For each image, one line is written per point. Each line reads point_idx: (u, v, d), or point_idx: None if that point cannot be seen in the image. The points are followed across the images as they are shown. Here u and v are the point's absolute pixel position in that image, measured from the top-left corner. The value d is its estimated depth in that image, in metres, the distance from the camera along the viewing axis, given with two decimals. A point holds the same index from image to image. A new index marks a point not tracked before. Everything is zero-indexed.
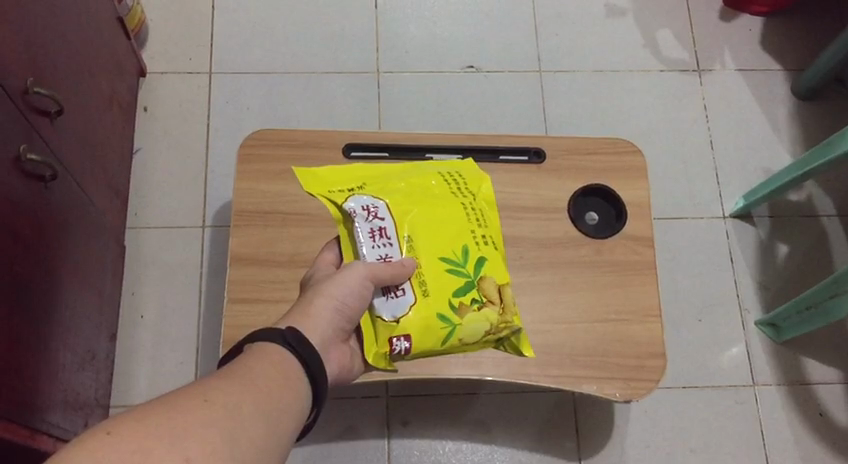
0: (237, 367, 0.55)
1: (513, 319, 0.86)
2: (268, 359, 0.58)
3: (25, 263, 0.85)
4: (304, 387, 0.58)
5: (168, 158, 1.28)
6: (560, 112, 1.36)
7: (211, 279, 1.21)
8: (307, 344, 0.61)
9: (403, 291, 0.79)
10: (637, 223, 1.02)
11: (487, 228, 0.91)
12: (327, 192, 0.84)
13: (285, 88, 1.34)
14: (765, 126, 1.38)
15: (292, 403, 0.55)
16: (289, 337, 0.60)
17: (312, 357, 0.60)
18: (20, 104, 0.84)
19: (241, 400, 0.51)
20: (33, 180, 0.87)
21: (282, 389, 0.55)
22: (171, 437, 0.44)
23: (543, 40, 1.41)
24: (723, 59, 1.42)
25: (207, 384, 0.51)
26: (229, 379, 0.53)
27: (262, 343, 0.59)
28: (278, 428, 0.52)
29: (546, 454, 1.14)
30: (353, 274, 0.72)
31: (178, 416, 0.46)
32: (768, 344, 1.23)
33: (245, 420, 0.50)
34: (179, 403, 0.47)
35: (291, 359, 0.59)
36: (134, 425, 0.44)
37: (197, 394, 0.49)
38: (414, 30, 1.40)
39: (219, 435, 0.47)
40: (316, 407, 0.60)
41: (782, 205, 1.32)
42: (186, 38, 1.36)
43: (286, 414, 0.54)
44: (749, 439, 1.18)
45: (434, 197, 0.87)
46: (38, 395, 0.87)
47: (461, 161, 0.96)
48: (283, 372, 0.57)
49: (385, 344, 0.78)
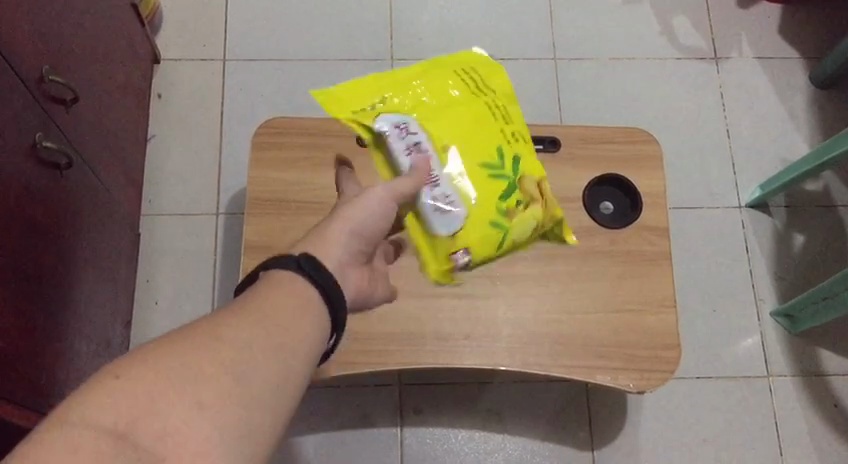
0: (246, 301, 0.49)
1: (559, 209, 0.85)
2: (279, 287, 0.51)
3: (42, 250, 0.85)
4: (323, 314, 0.52)
5: (182, 145, 1.28)
6: (575, 100, 1.35)
7: (225, 267, 1.21)
8: (323, 270, 0.53)
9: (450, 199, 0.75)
10: (653, 214, 1.02)
11: (511, 124, 0.83)
12: (350, 113, 0.72)
13: (299, 76, 1.34)
14: (783, 115, 1.36)
15: (310, 334, 0.50)
16: (301, 261, 0.53)
17: (327, 280, 0.53)
18: (35, 92, 0.84)
19: (253, 336, 0.46)
20: (50, 168, 0.87)
21: (302, 315, 0.50)
22: (180, 380, 0.42)
23: (558, 27, 1.40)
24: (740, 47, 1.41)
25: (214, 320, 0.46)
26: (237, 314, 0.47)
27: (273, 272, 0.52)
28: (296, 363, 0.47)
29: (558, 444, 1.14)
30: (377, 191, 0.66)
31: (188, 352, 0.43)
32: (782, 335, 1.23)
33: (260, 355, 0.45)
34: (185, 342, 0.44)
35: (306, 286, 0.52)
36: (142, 371, 0.41)
37: (206, 331, 0.45)
38: (428, 18, 1.39)
39: (233, 373, 0.43)
40: (336, 335, 0.54)
41: (799, 195, 1.31)
42: (200, 25, 1.36)
43: (303, 346, 0.48)
44: (763, 430, 1.17)
45: (459, 100, 0.80)
46: (53, 382, 0.88)
47: (471, 54, 0.86)
48: (298, 302, 0.51)
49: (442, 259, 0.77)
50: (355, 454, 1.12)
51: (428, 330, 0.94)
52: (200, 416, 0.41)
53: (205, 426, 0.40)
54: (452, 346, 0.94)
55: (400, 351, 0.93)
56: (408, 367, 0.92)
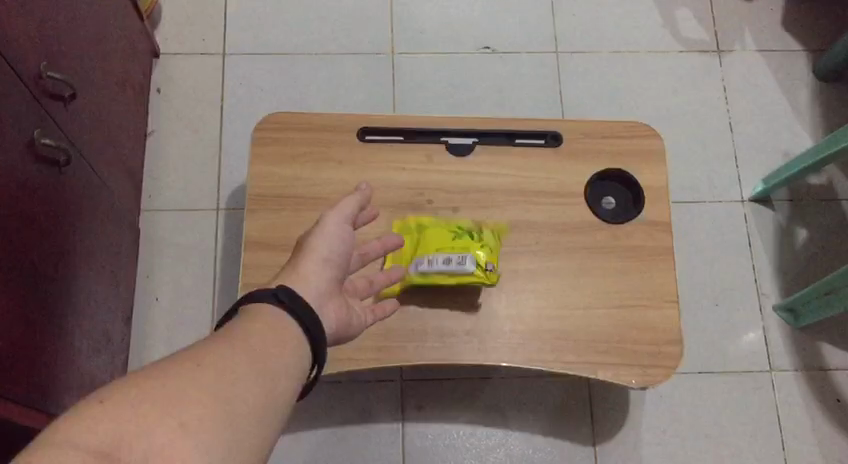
0: (231, 329, 0.53)
1: None
2: (260, 319, 0.55)
3: (42, 248, 0.85)
4: (304, 345, 0.56)
5: (182, 140, 1.28)
6: (577, 93, 1.34)
7: (225, 263, 1.21)
8: (300, 300, 0.58)
9: (445, 260, 0.90)
10: (655, 209, 1.01)
11: None
12: None
13: (299, 69, 1.33)
14: (785, 108, 1.35)
15: (291, 360, 0.53)
16: (280, 293, 0.58)
17: (306, 312, 0.57)
18: (34, 88, 0.84)
19: (235, 361, 0.49)
20: (49, 165, 0.87)
21: (282, 345, 0.54)
22: (164, 402, 0.44)
23: (560, 19, 1.39)
24: (743, 39, 1.40)
25: (200, 349, 0.50)
26: (220, 342, 0.51)
27: (251, 306, 0.57)
28: (277, 386, 0.51)
29: (561, 439, 1.14)
30: (327, 226, 0.70)
31: (171, 378, 0.46)
32: (785, 330, 1.22)
33: (241, 378, 0.48)
34: (173, 370, 0.47)
35: (286, 317, 0.57)
36: (127, 395, 0.44)
37: (190, 358, 0.48)
38: (428, 11, 1.39)
39: (216, 396, 0.46)
40: (317, 365, 0.58)
41: (802, 189, 1.30)
42: (199, 19, 1.35)
43: (284, 371, 0.52)
44: (765, 426, 1.17)
45: None
46: (54, 380, 0.87)
47: None
48: (278, 329, 0.55)
49: (494, 238, 0.96)
50: (356, 450, 1.12)
51: (429, 326, 0.94)
52: (184, 435, 0.43)
53: (189, 444, 0.43)
54: (453, 342, 0.94)
55: (401, 347, 0.93)
56: (409, 364, 0.92)
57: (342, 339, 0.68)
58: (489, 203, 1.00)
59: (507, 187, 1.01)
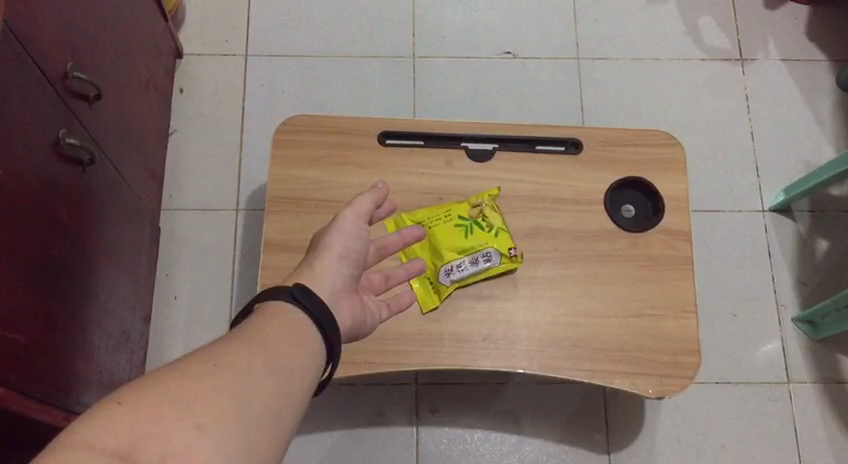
0: (248, 329, 0.53)
1: None
2: (274, 318, 0.55)
3: (63, 246, 0.86)
4: (317, 344, 0.56)
5: (203, 140, 1.29)
6: (597, 100, 1.34)
7: (243, 262, 1.21)
8: (315, 297, 0.58)
9: (472, 261, 0.96)
10: (674, 217, 1.00)
11: None
12: None
13: (320, 72, 1.33)
14: (808, 118, 1.34)
15: (304, 358, 0.53)
16: (295, 291, 0.57)
17: (321, 311, 0.57)
18: (59, 88, 0.85)
19: (249, 362, 0.49)
20: (71, 163, 0.87)
21: (296, 345, 0.53)
22: (181, 403, 0.44)
23: (582, 26, 1.39)
24: (767, 48, 1.39)
25: (215, 348, 0.50)
26: (234, 342, 0.51)
27: (266, 304, 0.57)
28: (292, 386, 0.51)
29: (574, 447, 1.14)
30: (343, 222, 0.69)
31: (188, 380, 0.46)
32: (804, 342, 1.21)
33: (256, 380, 0.48)
34: (190, 370, 0.47)
35: (300, 316, 0.56)
36: (146, 395, 0.44)
37: (207, 359, 0.48)
38: (450, 15, 1.39)
39: (232, 398, 0.46)
40: (332, 364, 0.58)
41: (823, 201, 1.29)
42: (223, 20, 1.36)
43: (300, 369, 0.52)
44: (781, 438, 1.16)
45: None
46: (73, 377, 0.88)
47: None
48: (294, 328, 0.55)
49: (496, 212, 0.99)
50: (370, 452, 1.12)
51: (446, 330, 0.94)
52: (200, 437, 0.43)
53: (205, 445, 0.43)
54: (470, 347, 0.94)
55: (417, 351, 0.93)
56: (425, 367, 0.92)
57: (358, 335, 0.68)
58: (508, 209, 1.00)
59: (526, 194, 1.01)
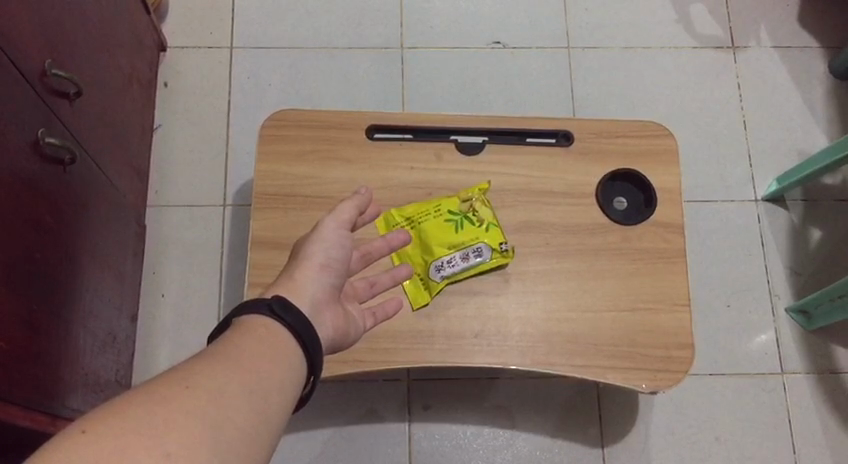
0: (225, 346, 0.52)
1: None
2: (252, 333, 0.53)
3: (45, 248, 0.84)
4: (297, 359, 0.54)
5: (189, 135, 1.27)
6: (588, 90, 1.32)
7: (231, 260, 1.20)
8: (294, 310, 0.56)
9: (463, 257, 0.95)
10: (667, 210, 0.99)
11: None
12: None
13: (306, 64, 1.31)
14: (801, 107, 1.33)
15: (282, 375, 0.52)
16: (273, 303, 0.56)
17: (301, 324, 0.56)
18: (38, 87, 0.83)
19: (225, 383, 0.48)
20: (52, 163, 0.85)
21: (274, 361, 0.52)
22: (148, 430, 0.42)
23: (572, 15, 1.37)
24: (759, 35, 1.37)
25: (191, 368, 0.48)
26: (211, 362, 0.49)
27: (244, 319, 0.55)
28: (268, 405, 0.49)
29: (568, 442, 1.13)
30: (324, 231, 0.67)
31: (159, 404, 0.44)
32: (797, 332, 1.20)
33: (232, 401, 0.47)
34: (162, 392, 0.45)
35: (279, 330, 0.55)
36: (113, 420, 0.42)
37: (179, 380, 0.47)
38: (439, 5, 1.37)
39: (204, 422, 0.45)
40: (312, 379, 0.56)
41: (817, 189, 1.28)
42: (207, 12, 1.34)
43: (277, 387, 0.51)
44: (776, 430, 1.15)
45: None
46: (59, 380, 0.87)
47: None
48: (272, 344, 0.53)
49: (486, 206, 0.98)
50: (362, 449, 1.11)
51: (436, 327, 0.93)
52: None
53: None
54: (461, 343, 0.93)
55: (408, 349, 0.92)
56: (416, 365, 0.91)
57: (341, 346, 0.67)
58: (498, 203, 0.99)
59: (516, 188, 1.00)
